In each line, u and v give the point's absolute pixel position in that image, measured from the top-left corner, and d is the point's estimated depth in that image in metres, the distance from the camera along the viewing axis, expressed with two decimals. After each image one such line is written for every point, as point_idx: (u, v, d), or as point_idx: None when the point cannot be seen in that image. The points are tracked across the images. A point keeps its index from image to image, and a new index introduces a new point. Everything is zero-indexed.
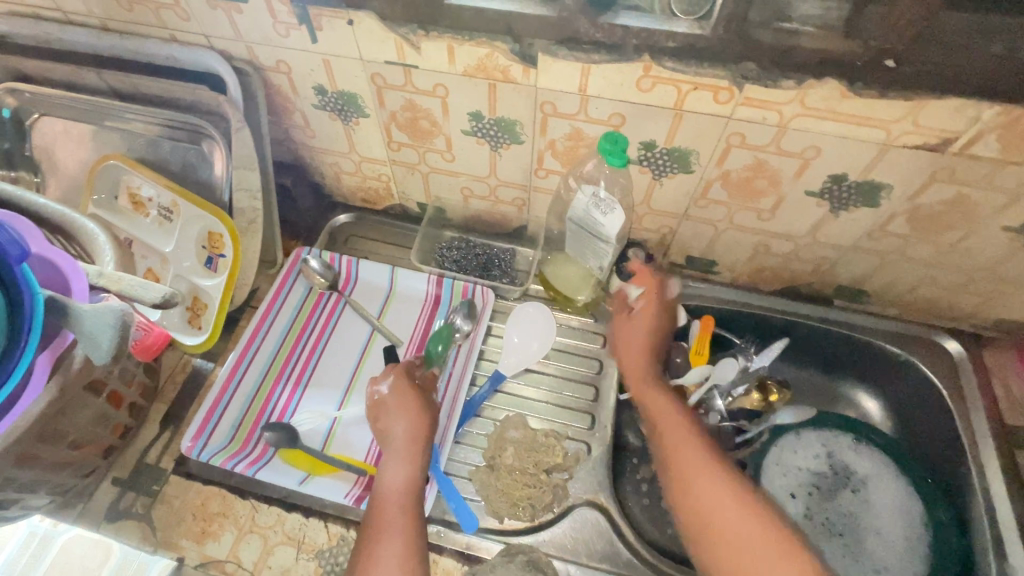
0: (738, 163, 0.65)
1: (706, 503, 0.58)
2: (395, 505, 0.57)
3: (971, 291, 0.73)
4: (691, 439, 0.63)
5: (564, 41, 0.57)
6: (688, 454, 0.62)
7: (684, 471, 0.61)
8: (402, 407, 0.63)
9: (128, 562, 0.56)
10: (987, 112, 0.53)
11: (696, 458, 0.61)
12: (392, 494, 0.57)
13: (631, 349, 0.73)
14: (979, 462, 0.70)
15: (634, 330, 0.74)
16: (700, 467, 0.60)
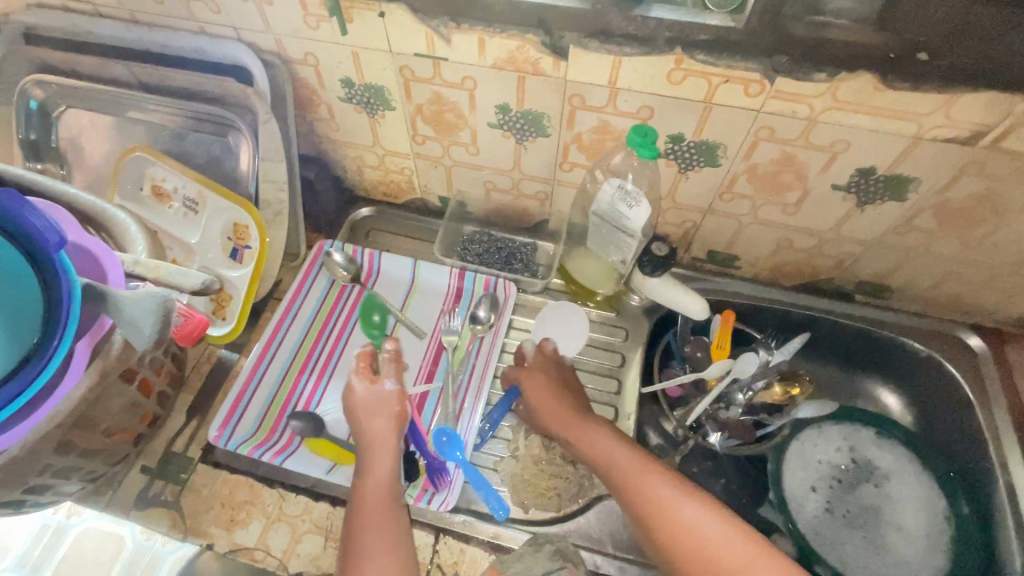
0: (765, 157, 0.63)
1: (668, 506, 0.54)
2: (372, 507, 0.56)
3: (997, 288, 0.70)
4: (632, 456, 0.59)
5: (594, 34, 0.56)
6: (634, 470, 0.58)
7: (636, 485, 0.56)
8: (374, 412, 0.63)
9: (138, 555, 0.59)
10: (1021, 105, 0.51)
11: (644, 474, 0.57)
12: (368, 496, 0.57)
13: (540, 403, 0.67)
14: (1004, 461, 0.69)
15: (532, 382, 0.69)
16: (648, 479, 0.56)
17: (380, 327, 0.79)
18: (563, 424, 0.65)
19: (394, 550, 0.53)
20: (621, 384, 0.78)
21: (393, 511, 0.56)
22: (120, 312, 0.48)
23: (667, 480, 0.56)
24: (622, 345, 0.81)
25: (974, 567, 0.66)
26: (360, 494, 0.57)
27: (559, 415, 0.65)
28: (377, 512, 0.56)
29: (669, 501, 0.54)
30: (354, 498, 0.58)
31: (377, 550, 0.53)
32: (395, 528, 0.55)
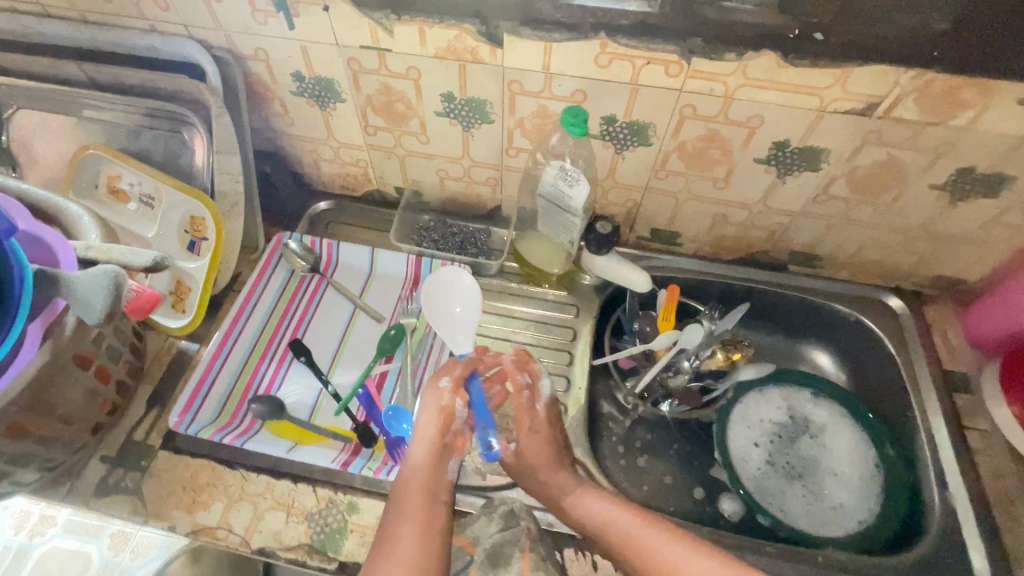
0: (692, 134, 0.68)
1: (680, 566, 0.56)
2: (420, 500, 0.58)
3: (912, 251, 0.76)
4: (632, 522, 0.60)
5: (526, 22, 0.61)
6: (637, 536, 0.58)
7: (642, 548, 0.58)
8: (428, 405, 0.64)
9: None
10: (904, 77, 0.56)
11: (650, 537, 0.58)
12: (415, 486, 0.60)
13: (539, 465, 0.65)
14: (924, 407, 0.74)
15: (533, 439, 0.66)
16: (657, 541, 0.58)
17: (394, 340, 0.76)
18: (563, 492, 0.64)
19: (426, 544, 0.55)
20: (572, 356, 0.81)
21: (434, 504, 0.59)
22: (72, 292, 0.49)
23: (676, 542, 0.57)
24: (574, 321, 0.84)
25: (902, 507, 0.71)
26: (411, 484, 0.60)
27: (553, 476, 0.65)
28: (421, 503, 0.58)
29: (679, 561, 0.56)
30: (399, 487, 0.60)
31: (411, 541, 0.55)
32: (433, 523, 0.57)
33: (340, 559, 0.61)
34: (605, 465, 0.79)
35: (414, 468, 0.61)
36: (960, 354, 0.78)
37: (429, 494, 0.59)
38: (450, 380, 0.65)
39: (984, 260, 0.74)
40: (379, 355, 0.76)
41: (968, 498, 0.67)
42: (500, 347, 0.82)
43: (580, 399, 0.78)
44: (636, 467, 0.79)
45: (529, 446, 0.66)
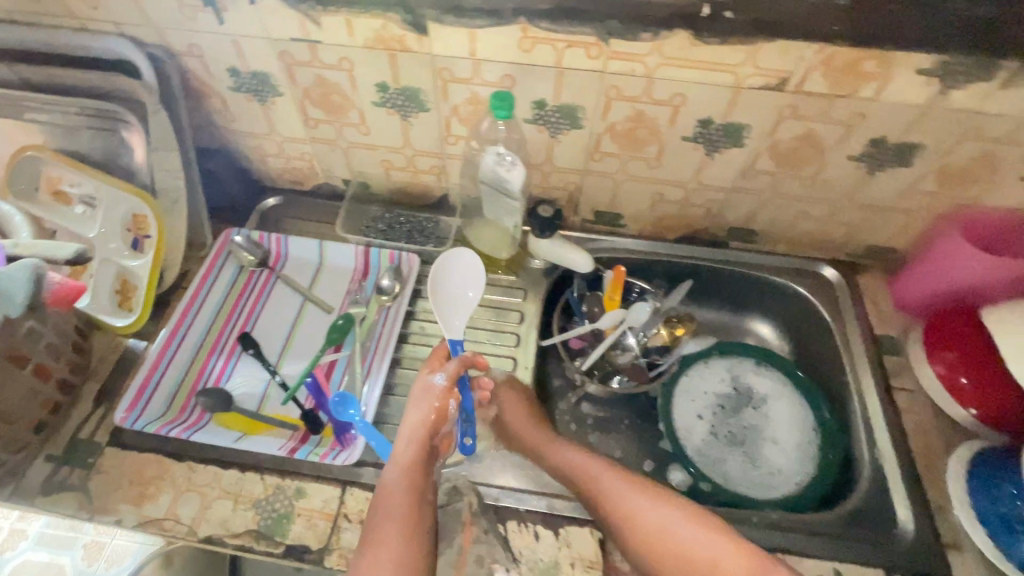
0: (620, 116, 0.70)
1: (642, 515, 0.61)
2: (408, 497, 0.58)
3: (841, 222, 0.79)
4: (600, 469, 0.65)
5: (448, 10, 0.62)
6: (605, 480, 0.64)
7: (609, 494, 0.63)
8: (420, 400, 0.65)
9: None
10: (809, 52, 0.59)
11: (621, 488, 0.63)
12: (404, 483, 0.59)
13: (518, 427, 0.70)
14: (857, 372, 0.77)
15: (510, 406, 0.72)
16: (627, 490, 0.63)
17: (342, 331, 0.77)
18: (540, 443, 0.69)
19: (411, 543, 0.55)
20: (520, 338, 0.82)
21: (422, 504, 0.58)
22: None
23: (643, 497, 0.62)
24: (522, 305, 0.85)
25: (834, 466, 0.73)
26: (399, 480, 0.59)
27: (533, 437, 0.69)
28: (411, 501, 0.58)
29: (644, 512, 0.61)
30: (387, 483, 0.60)
31: (397, 540, 0.55)
32: (420, 524, 0.57)
33: (287, 542, 0.62)
34: None
35: (403, 466, 0.60)
36: (891, 319, 0.81)
37: (418, 493, 0.59)
38: (446, 379, 0.65)
39: (908, 227, 0.77)
40: (328, 345, 0.77)
41: (897, 454, 0.70)
42: None
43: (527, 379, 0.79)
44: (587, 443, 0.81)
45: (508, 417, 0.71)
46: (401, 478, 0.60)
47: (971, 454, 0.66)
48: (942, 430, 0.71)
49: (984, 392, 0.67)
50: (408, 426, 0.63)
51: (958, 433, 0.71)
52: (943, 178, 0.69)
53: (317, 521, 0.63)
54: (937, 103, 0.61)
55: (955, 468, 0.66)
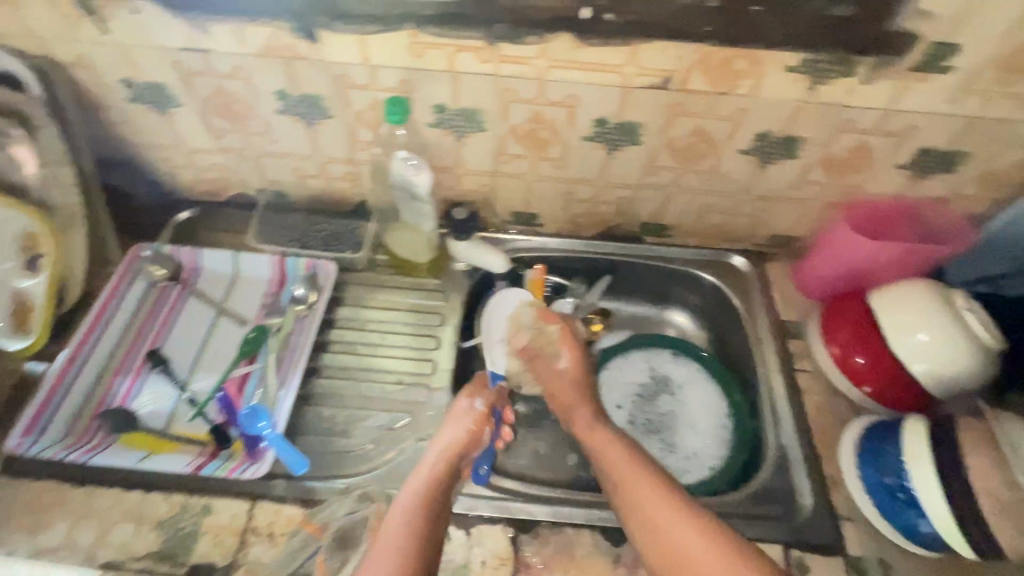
0: (520, 117, 0.71)
1: (665, 519, 0.58)
2: (419, 509, 0.59)
3: (744, 214, 0.82)
4: (637, 468, 0.63)
5: (336, 17, 0.62)
6: (637, 481, 0.62)
7: (641, 497, 0.60)
8: (455, 420, 0.69)
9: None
10: (685, 52, 0.61)
11: (652, 492, 0.60)
12: (422, 494, 0.60)
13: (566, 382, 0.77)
14: (763, 357, 0.80)
15: (570, 372, 0.78)
16: (660, 493, 0.60)
17: (254, 342, 0.77)
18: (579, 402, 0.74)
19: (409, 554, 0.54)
20: (438, 339, 0.82)
21: (433, 516, 0.59)
22: None
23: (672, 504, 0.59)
24: (442, 306, 0.85)
25: (745, 449, 0.76)
26: (416, 490, 0.61)
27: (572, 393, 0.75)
28: (421, 513, 0.58)
29: (671, 517, 0.57)
30: (405, 493, 0.61)
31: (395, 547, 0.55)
32: (427, 536, 0.56)
33: (191, 562, 0.60)
34: None
35: (425, 476, 0.63)
36: (795, 305, 0.85)
37: (430, 505, 0.59)
38: (484, 406, 0.71)
39: (804, 217, 0.81)
40: (240, 357, 0.76)
41: (799, 433, 0.73)
42: (370, 338, 0.82)
43: (445, 379, 0.78)
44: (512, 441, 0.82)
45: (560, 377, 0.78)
46: (418, 490, 0.61)
47: (860, 432, 0.69)
48: (838, 407, 0.75)
49: (879, 368, 0.71)
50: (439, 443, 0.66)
51: (854, 409, 0.75)
52: (828, 169, 0.73)
53: (223, 538, 0.62)
54: (810, 98, 0.64)
55: (847, 446, 0.69)
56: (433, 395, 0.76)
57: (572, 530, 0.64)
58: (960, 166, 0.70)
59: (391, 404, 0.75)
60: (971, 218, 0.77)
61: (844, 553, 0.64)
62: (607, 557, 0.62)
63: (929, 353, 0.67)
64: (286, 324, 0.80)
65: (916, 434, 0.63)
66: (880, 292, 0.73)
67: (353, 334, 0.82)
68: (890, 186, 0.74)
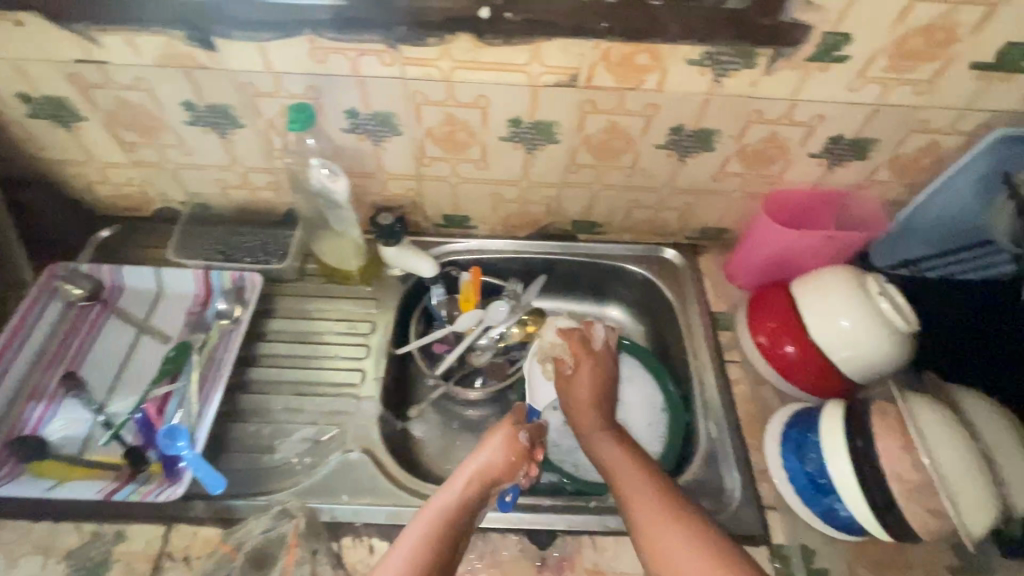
0: (434, 120, 0.70)
1: (666, 536, 0.56)
2: (440, 528, 0.57)
3: (672, 208, 0.83)
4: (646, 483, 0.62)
5: (230, 24, 0.60)
6: (639, 498, 0.60)
7: (651, 521, 0.58)
8: (497, 445, 0.66)
9: None
10: (587, 49, 0.61)
11: (655, 517, 0.58)
12: (446, 513, 0.59)
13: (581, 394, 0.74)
14: (695, 349, 0.81)
15: (585, 383, 0.75)
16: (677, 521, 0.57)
17: (176, 360, 0.75)
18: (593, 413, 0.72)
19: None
20: (370, 348, 0.80)
21: (450, 542, 0.57)
22: None
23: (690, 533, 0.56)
24: (374, 314, 0.84)
25: (677, 443, 0.76)
26: (434, 510, 0.59)
27: (586, 413, 0.72)
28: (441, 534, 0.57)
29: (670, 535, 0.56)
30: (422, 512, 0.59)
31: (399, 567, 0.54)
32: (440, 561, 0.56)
33: None
34: (418, 450, 0.80)
35: (453, 495, 0.61)
36: (727, 296, 0.85)
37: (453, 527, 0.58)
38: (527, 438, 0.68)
39: (729, 208, 0.82)
40: (161, 377, 0.74)
41: (728, 425, 0.73)
42: (299, 350, 0.80)
43: (376, 388, 0.77)
44: (450, 446, 0.81)
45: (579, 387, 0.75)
46: (438, 511, 0.59)
47: (784, 420, 0.69)
48: (767, 396, 0.76)
49: (804, 357, 0.72)
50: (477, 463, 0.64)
51: (782, 397, 0.76)
52: (745, 160, 0.74)
53: (137, 565, 0.60)
54: (716, 90, 0.64)
55: (772, 434, 0.70)
56: (363, 405, 0.75)
57: (498, 534, 0.64)
58: (870, 153, 0.71)
59: (319, 416, 0.74)
60: (887, 203, 0.79)
61: (767, 540, 0.64)
62: (533, 560, 0.62)
63: (849, 339, 0.68)
64: (212, 338, 0.77)
65: (832, 419, 0.64)
66: (804, 283, 0.73)
67: (282, 346, 0.80)
68: (807, 175, 0.75)
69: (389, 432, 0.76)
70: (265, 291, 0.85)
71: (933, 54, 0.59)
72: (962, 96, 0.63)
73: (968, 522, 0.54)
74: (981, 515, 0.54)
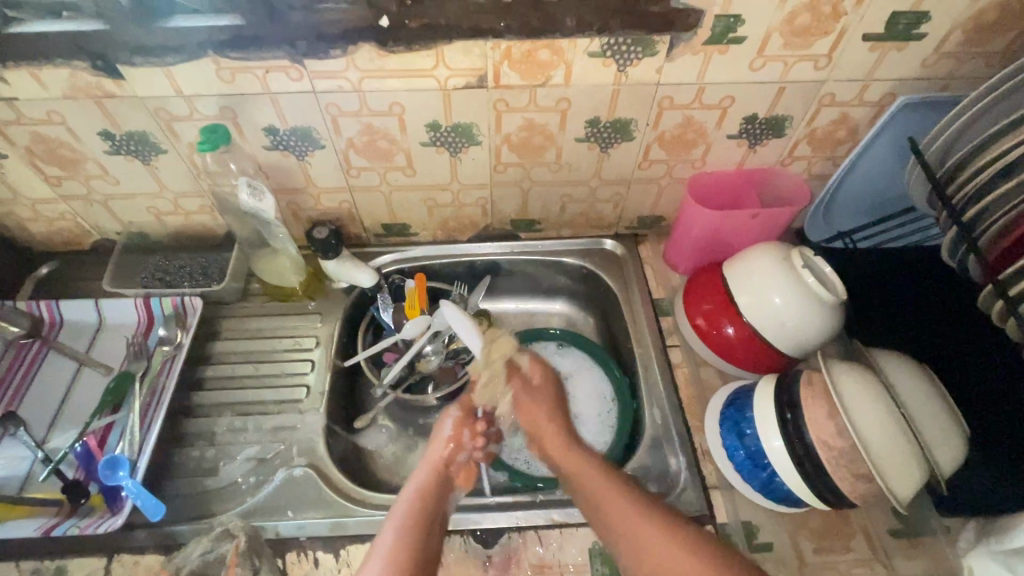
0: (353, 131, 0.71)
1: (644, 529, 0.58)
2: (413, 528, 0.59)
3: (604, 199, 0.84)
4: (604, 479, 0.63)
5: (133, 51, 0.60)
6: (600, 491, 0.62)
7: (621, 513, 0.60)
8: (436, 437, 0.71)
9: None
10: (488, 50, 0.62)
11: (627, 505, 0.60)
12: (413, 514, 0.60)
13: (538, 419, 0.73)
14: (638, 337, 0.81)
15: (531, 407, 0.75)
16: (622, 506, 0.60)
17: (117, 391, 0.74)
18: (551, 433, 0.72)
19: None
20: (314, 362, 0.80)
21: (423, 530, 0.59)
22: None
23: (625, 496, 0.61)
24: (318, 328, 0.84)
25: (626, 431, 0.76)
26: (402, 509, 0.61)
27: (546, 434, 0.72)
28: (415, 525, 0.59)
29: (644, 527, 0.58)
30: (391, 519, 0.60)
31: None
32: (423, 551, 0.57)
33: None
34: (370, 460, 0.80)
35: (411, 487, 0.64)
36: (668, 282, 0.86)
37: (426, 522, 0.60)
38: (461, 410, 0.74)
39: (660, 194, 0.83)
40: (101, 409, 0.73)
41: (672, 409, 0.74)
42: (243, 370, 0.80)
43: (320, 402, 0.77)
44: (403, 454, 0.81)
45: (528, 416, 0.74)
46: (407, 512, 0.60)
47: (723, 398, 0.70)
48: (709, 377, 0.76)
49: (740, 336, 0.72)
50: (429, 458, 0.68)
51: (723, 376, 0.77)
52: (665, 146, 0.75)
53: None
54: (623, 80, 0.66)
55: (713, 413, 0.70)
56: (309, 418, 0.75)
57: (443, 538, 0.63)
58: (786, 129, 0.73)
59: (264, 436, 0.74)
60: (811, 177, 0.80)
61: (713, 521, 0.65)
62: (479, 560, 0.62)
63: (777, 315, 0.69)
64: (155, 366, 0.77)
65: (765, 395, 0.64)
66: (733, 263, 0.74)
67: (226, 368, 0.80)
68: (728, 156, 0.77)
69: (337, 444, 0.76)
70: (207, 314, 0.84)
71: (825, 28, 0.61)
72: (862, 67, 0.65)
73: (894, 486, 0.54)
74: (905, 475, 0.54)
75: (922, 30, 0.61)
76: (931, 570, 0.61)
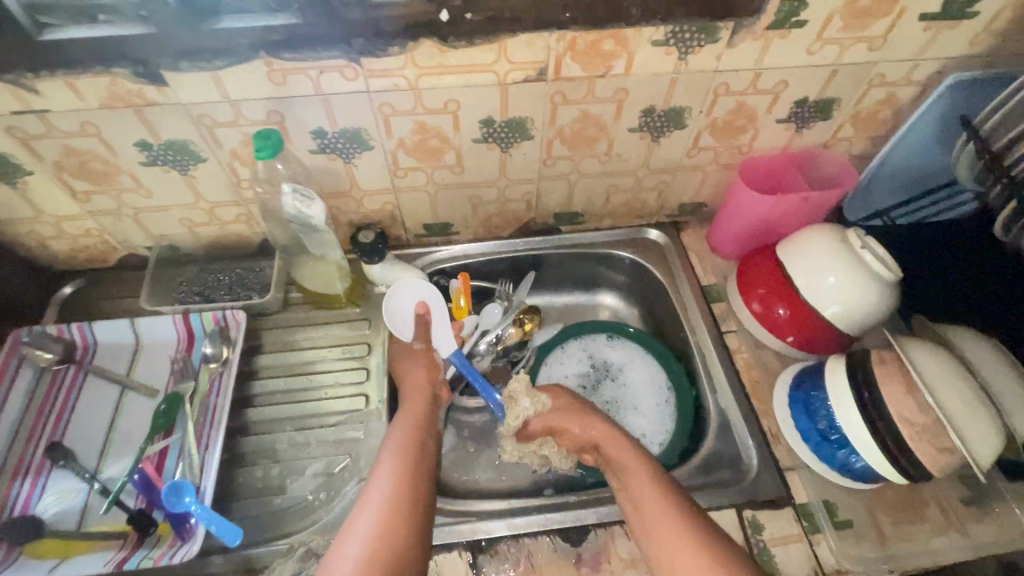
0: (405, 130, 0.68)
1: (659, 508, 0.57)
2: (399, 494, 0.58)
3: (649, 188, 0.83)
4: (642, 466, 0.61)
5: (178, 54, 0.57)
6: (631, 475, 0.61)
7: (649, 497, 0.58)
8: (411, 361, 0.75)
9: None
10: (552, 42, 0.60)
11: (656, 493, 0.58)
12: (406, 453, 0.62)
13: (570, 409, 0.70)
14: (691, 325, 0.81)
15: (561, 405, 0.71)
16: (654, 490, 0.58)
17: (168, 413, 0.70)
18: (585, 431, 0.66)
19: (406, 496, 0.58)
20: (368, 370, 0.78)
21: (419, 448, 0.64)
22: None
23: (663, 493, 0.58)
24: (367, 335, 0.81)
25: (688, 420, 0.77)
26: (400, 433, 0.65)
27: (581, 418, 0.69)
28: (410, 444, 0.64)
29: (661, 511, 0.57)
30: (387, 452, 0.63)
31: (369, 540, 0.53)
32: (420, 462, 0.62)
33: None
34: None
35: (407, 415, 0.68)
36: (714, 268, 0.87)
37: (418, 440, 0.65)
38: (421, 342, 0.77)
39: (706, 181, 0.83)
40: (154, 433, 0.69)
41: (735, 394, 0.74)
42: (295, 383, 0.77)
43: (382, 410, 0.75)
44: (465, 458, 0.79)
45: (566, 416, 0.70)
46: (400, 437, 0.64)
47: (790, 381, 0.72)
48: (766, 360, 0.77)
49: (799, 318, 0.73)
50: (408, 411, 0.68)
51: (780, 358, 0.78)
52: (716, 133, 0.75)
53: None
54: (683, 68, 0.65)
55: (779, 398, 0.72)
56: (371, 428, 0.74)
57: (531, 539, 0.63)
58: (833, 112, 0.73)
59: (328, 449, 0.72)
60: (852, 157, 0.81)
61: (792, 502, 0.65)
62: (569, 559, 0.62)
63: (837, 295, 0.69)
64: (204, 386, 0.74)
65: (837, 376, 0.65)
66: (787, 246, 0.74)
67: (276, 382, 0.77)
68: (776, 140, 0.77)
69: None
70: (250, 327, 0.81)
71: (884, 9, 0.61)
72: (914, 48, 0.66)
73: (979, 455, 0.55)
74: (988, 444, 0.55)
75: (976, 8, 0.62)
76: (1003, 534, 0.63)
